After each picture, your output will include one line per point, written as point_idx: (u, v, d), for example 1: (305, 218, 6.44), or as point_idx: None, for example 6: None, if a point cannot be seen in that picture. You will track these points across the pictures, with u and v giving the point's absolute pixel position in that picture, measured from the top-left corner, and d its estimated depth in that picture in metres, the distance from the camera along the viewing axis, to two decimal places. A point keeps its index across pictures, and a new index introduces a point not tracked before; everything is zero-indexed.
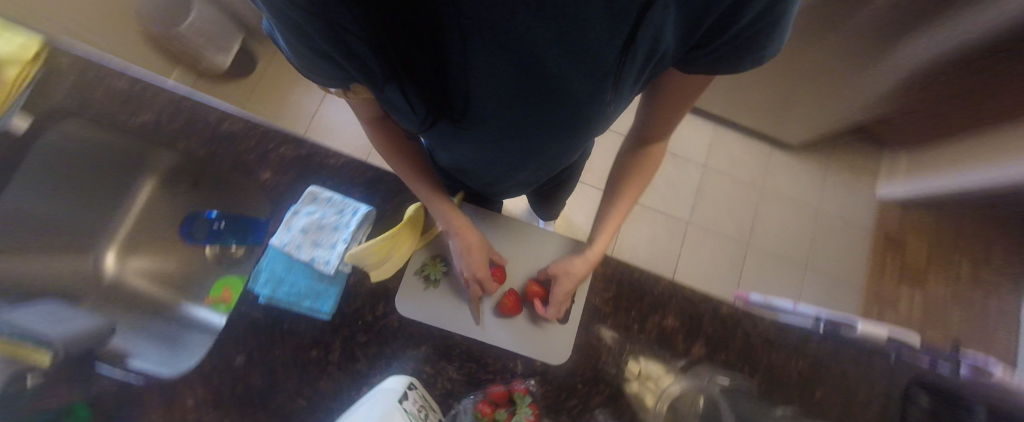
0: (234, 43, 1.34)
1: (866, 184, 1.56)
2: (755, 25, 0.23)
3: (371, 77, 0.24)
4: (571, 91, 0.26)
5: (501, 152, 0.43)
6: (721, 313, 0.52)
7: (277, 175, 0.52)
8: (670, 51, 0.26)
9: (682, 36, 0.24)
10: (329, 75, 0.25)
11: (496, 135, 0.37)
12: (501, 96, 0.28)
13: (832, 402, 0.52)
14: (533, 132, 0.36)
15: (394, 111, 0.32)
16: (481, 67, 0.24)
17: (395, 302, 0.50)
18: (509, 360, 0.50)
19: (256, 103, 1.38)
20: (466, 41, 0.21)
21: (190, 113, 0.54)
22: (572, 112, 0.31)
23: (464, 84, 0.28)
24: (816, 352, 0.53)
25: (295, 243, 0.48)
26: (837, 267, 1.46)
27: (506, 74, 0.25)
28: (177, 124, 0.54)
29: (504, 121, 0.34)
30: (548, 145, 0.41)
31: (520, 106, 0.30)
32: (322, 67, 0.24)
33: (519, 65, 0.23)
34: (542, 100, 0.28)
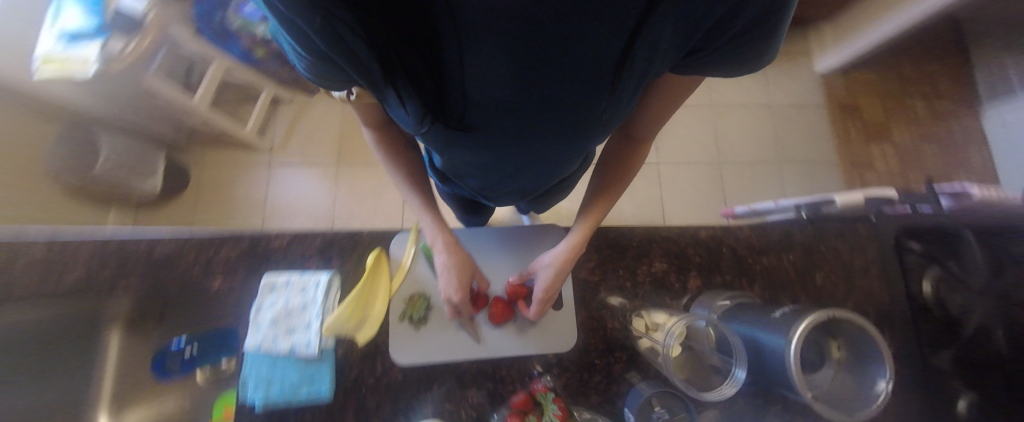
0: (159, 163, 1.30)
1: (803, 66, 1.61)
2: (747, 31, 0.25)
3: (366, 79, 0.24)
4: (569, 82, 0.28)
5: (501, 152, 0.44)
6: (702, 239, 0.53)
7: (229, 278, 0.50)
8: (665, 61, 0.28)
9: (679, 43, 0.26)
10: (327, 79, 0.26)
11: (492, 136, 0.38)
12: (499, 93, 0.30)
13: (834, 281, 0.52)
14: (530, 132, 0.37)
15: (391, 113, 0.33)
16: (476, 64, 0.25)
17: (389, 354, 0.48)
18: (522, 363, 0.48)
19: (205, 213, 1.35)
20: (463, 35, 0.22)
21: (116, 253, 0.51)
22: (572, 107, 0.32)
23: (460, 84, 0.29)
24: (802, 239, 0.54)
25: (269, 338, 0.45)
26: (807, 151, 1.50)
27: (505, 68, 0.26)
28: (106, 269, 0.51)
29: (500, 119, 0.35)
30: (546, 143, 0.42)
31: (517, 102, 0.31)
32: (323, 72, 0.25)
33: (517, 57, 0.24)
34: (539, 93, 0.30)
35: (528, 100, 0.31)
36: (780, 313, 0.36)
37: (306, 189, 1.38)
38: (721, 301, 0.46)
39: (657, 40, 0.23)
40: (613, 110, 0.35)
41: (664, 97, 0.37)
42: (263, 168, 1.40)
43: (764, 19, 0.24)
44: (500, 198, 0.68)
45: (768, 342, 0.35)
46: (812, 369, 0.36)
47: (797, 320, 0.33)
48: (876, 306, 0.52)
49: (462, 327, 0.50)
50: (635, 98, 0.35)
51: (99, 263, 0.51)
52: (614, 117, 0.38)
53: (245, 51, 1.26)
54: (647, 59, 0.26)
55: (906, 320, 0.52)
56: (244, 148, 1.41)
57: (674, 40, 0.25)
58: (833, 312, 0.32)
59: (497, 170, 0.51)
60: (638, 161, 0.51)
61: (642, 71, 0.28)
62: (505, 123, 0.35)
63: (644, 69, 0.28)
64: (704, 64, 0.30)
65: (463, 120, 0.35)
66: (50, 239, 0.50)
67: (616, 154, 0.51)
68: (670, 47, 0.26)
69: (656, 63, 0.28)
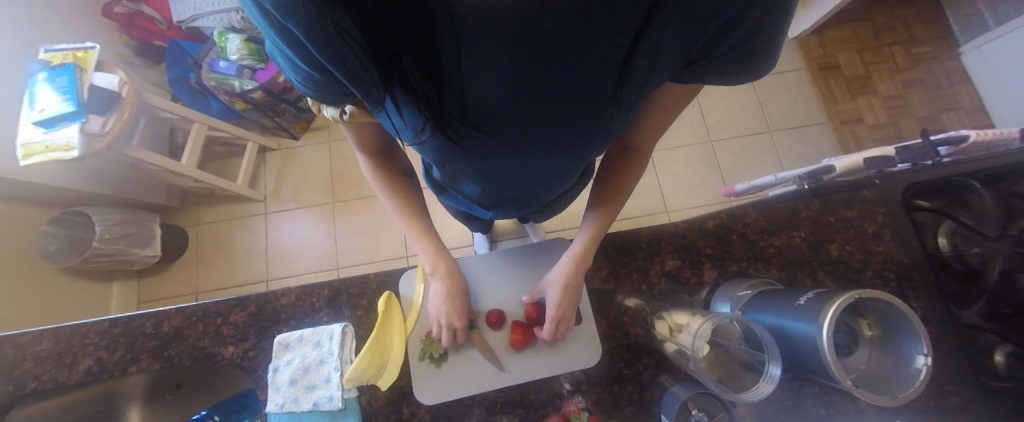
0: (153, 229, 1.27)
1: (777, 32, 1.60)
2: (753, 28, 0.25)
3: (366, 88, 0.25)
4: (571, 83, 0.28)
5: (503, 163, 0.43)
6: (709, 228, 0.52)
7: (240, 345, 0.49)
8: (666, 64, 0.28)
9: (680, 51, 0.27)
10: (325, 88, 0.26)
11: (492, 146, 0.38)
12: (502, 103, 0.30)
13: (849, 251, 0.52)
14: (532, 142, 0.38)
15: (391, 125, 0.33)
16: (475, 73, 0.25)
17: (415, 397, 0.47)
18: (551, 384, 0.47)
19: (208, 273, 1.34)
20: (465, 44, 0.22)
21: (111, 338, 0.49)
22: (574, 112, 0.32)
23: (461, 97, 0.29)
24: (809, 214, 0.53)
25: (289, 398, 0.44)
26: (794, 116, 1.50)
27: (506, 74, 0.26)
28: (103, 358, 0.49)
29: (502, 128, 0.35)
30: (545, 153, 0.41)
31: (518, 109, 0.31)
32: (320, 80, 0.25)
33: (517, 60, 0.24)
34: (541, 98, 0.29)
35: (531, 109, 0.31)
36: (805, 299, 0.35)
37: (304, 232, 1.38)
38: (742, 291, 0.45)
39: (659, 44, 0.24)
40: (616, 119, 0.36)
41: (662, 108, 0.38)
42: (258, 217, 1.39)
43: (762, 25, 0.25)
44: (499, 212, 0.69)
45: (798, 331, 0.34)
46: (847, 352, 0.35)
47: (825, 305, 0.32)
48: (896, 271, 0.51)
49: (484, 357, 0.49)
50: (636, 107, 0.36)
51: (100, 352, 0.49)
52: (617, 126, 0.38)
53: (225, 105, 1.32)
54: (648, 65, 0.27)
55: (928, 279, 0.50)
56: (236, 201, 1.41)
57: (675, 47, 0.26)
58: (858, 293, 0.31)
59: (498, 184, 0.52)
60: (639, 167, 0.52)
61: (644, 77, 0.29)
62: (506, 133, 0.35)
63: (646, 74, 0.29)
64: (703, 71, 0.31)
65: (465, 135, 0.35)
66: (40, 335, 0.48)
67: (614, 165, 0.53)
68: (671, 55, 0.27)
69: (658, 69, 0.28)
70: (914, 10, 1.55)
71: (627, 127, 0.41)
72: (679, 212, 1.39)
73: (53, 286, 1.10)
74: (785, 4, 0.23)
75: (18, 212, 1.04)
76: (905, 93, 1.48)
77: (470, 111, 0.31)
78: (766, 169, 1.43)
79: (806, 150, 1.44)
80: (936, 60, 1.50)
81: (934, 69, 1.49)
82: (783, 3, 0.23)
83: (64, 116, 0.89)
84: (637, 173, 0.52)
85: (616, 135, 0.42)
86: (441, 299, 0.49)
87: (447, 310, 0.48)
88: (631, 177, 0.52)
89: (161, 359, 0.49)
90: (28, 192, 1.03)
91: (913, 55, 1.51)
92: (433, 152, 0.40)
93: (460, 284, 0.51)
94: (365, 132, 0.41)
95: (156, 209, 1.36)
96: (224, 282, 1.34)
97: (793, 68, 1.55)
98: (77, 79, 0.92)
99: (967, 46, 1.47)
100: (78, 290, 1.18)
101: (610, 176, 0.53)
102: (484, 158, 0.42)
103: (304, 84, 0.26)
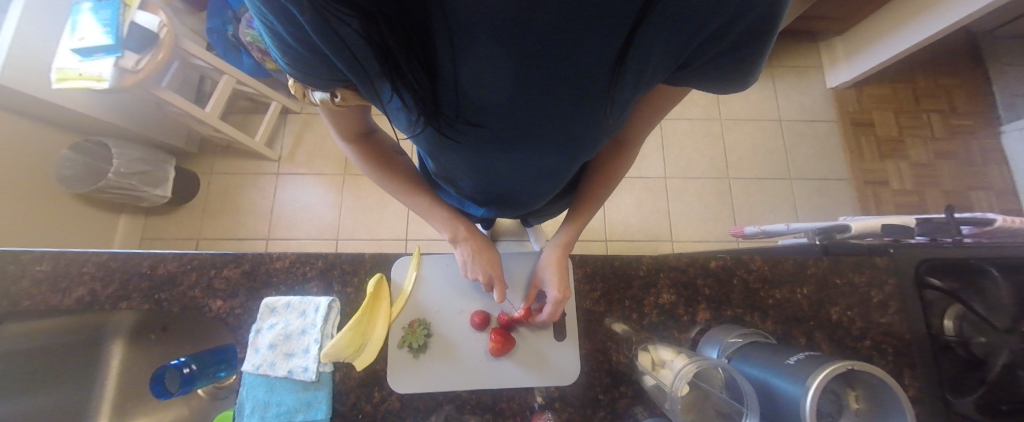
0: (167, 170, 1.29)
1: (816, 79, 1.56)
2: (740, 40, 0.26)
3: (360, 71, 0.25)
4: (566, 81, 0.28)
5: (495, 158, 0.44)
6: (712, 269, 0.51)
7: (227, 301, 0.50)
8: (656, 70, 0.29)
9: (670, 56, 0.27)
10: (314, 70, 0.26)
11: (485, 139, 0.39)
12: (497, 96, 0.30)
13: (850, 317, 0.50)
14: (525, 137, 0.38)
15: (383, 112, 0.32)
16: (470, 65, 0.26)
17: (390, 384, 0.47)
18: (526, 395, 0.48)
19: (212, 221, 1.37)
20: (461, 33, 0.22)
21: (100, 274, 0.49)
22: (567, 111, 0.33)
23: (455, 88, 0.29)
24: (817, 272, 0.52)
25: (267, 361, 0.44)
26: (819, 167, 1.46)
27: (503, 67, 0.26)
28: (86, 295, 0.48)
29: (496, 122, 0.35)
30: (537, 151, 0.42)
31: (512, 105, 0.32)
32: (309, 61, 0.24)
33: (515, 55, 0.25)
34: (536, 94, 0.30)
35: (524, 105, 0.32)
36: (795, 359, 0.35)
37: (311, 198, 1.39)
38: (732, 337, 0.45)
39: (650, 48, 0.24)
40: (608, 120, 0.36)
41: (651, 105, 0.39)
42: (270, 176, 1.41)
43: (750, 36, 0.25)
44: (490, 210, 0.69)
45: (783, 392, 0.33)
46: (829, 420, 0.34)
47: (815, 371, 0.31)
48: (896, 346, 0.49)
49: (462, 356, 0.50)
50: (627, 109, 0.36)
51: (93, 284, 0.49)
52: (609, 128, 0.38)
53: (257, 63, 1.32)
54: (639, 68, 0.27)
55: (928, 360, 0.48)
56: (251, 157, 1.43)
57: (665, 51, 0.26)
58: (851, 363, 0.30)
59: (487, 180, 0.53)
60: (618, 175, 0.54)
61: (634, 83, 0.30)
62: (501, 126, 0.36)
63: (637, 77, 0.29)
64: (689, 75, 0.31)
65: (458, 126, 0.36)
66: (29, 259, 0.48)
67: (590, 182, 0.56)
68: (661, 59, 0.27)
69: (648, 72, 0.29)
70: (962, 80, 1.51)
71: (619, 128, 0.41)
72: (685, 243, 1.37)
73: (62, 208, 1.13)
74: (772, 19, 0.24)
75: (39, 133, 1.07)
76: (937, 163, 1.43)
77: (463, 102, 0.31)
78: (780, 216, 1.41)
79: (822, 205, 1.41)
80: (975, 135, 1.46)
81: (971, 144, 1.45)
82: (767, 19, 0.24)
83: (101, 48, 0.92)
84: (607, 191, 0.56)
85: (608, 138, 0.42)
86: (470, 256, 0.52)
87: (478, 265, 0.52)
88: (600, 196, 0.56)
89: (149, 302, 0.49)
90: (53, 114, 1.06)
91: (951, 127, 1.47)
92: (427, 143, 0.41)
93: (483, 240, 0.54)
94: (349, 121, 0.40)
95: (173, 151, 1.38)
96: (225, 234, 1.36)
97: (826, 118, 1.51)
98: (119, 14, 0.94)
99: (1009, 126, 1.42)
100: (84, 217, 1.20)
101: (590, 185, 0.56)
102: (476, 150, 0.42)
103: (290, 66, 0.26)
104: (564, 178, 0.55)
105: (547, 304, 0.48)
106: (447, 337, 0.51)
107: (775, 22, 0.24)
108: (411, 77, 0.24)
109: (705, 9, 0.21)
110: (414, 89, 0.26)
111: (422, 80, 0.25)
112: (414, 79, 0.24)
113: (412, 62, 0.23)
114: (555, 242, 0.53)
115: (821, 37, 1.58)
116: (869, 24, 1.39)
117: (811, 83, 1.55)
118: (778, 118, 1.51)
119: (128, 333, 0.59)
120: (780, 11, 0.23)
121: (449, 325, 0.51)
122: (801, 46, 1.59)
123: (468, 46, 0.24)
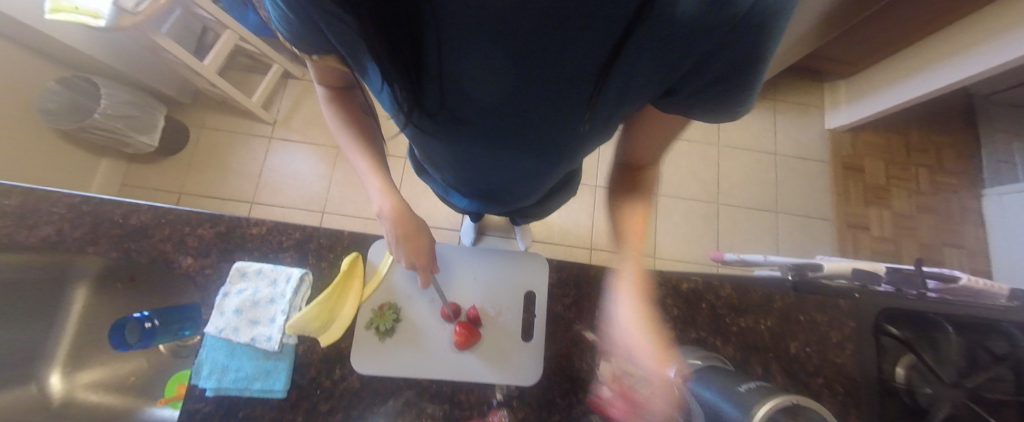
0: (157, 118, 1.26)
1: (816, 118, 1.59)
2: (725, 74, 0.26)
3: (344, 46, 0.24)
4: (550, 86, 0.28)
5: (480, 153, 0.44)
6: (682, 290, 0.53)
7: (199, 259, 0.49)
8: (641, 90, 0.29)
9: (656, 77, 0.27)
10: (305, 38, 0.26)
11: (469, 134, 0.38)
12: (482, 93, 0.30)
13: (808, 352, 0.52)
14: (509, 137, 0.38)
15: (369, 89, 0.32)
16: (455, 58, 0.26)
17: (351, 361, 0.47)
18: (485, 390, 0.49)
19: (197, 176, 1.34)
20: (446, 27, 0.22)
21: (67, 216, 0.48)
22: (552, 116, 0.33)
23: (442, 80, 0.29)
24: (783, 306, 0.53)
25: (230, 325, 0.44)
26: (806, 205, 1.50)
27: (488, 66, 0.26)
28: (52, 237, 0.47)
29: (481, 118, 0.35)
30: (519, 152, 0.42)
31: (497, 103, 0.32)
32: (299, 30, 0.24)
33: (501, 54, 0.25)
34: (521, 96, 0.30)
35: (510, 105, 0.32)
36: (747, 388, 0.35)
37: (301, 167, 1.38)
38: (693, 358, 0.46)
39: (635, 65, 0.24)
40: (592, 131, 0.36)
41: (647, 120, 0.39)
42: (262, 139, 1.39)
43: (736, 70, 0.26)
44: (474, 203, 0.69)
45: (729, 415, 0.34)
46: None
47: (761, 399, 0.32)
48: (845, 385, 0.51)
49: (428, 344, 0.51)
50: (611, 123, 0.36)
51: (61, 224, 0.48)
52: (592, 138, 0.39)
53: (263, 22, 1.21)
54: (624, 84, 0.27)
55: (873, 402, 0.50)
56: (246, 117, 1.40)
57: (651, 72, 0.26)
58: (797, 398, 0.31)
59: (474, 174, 0.53)
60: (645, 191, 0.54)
61: (616, 98, 0.30)
62: (484, 123, 0.36)
63: (621, 92, 0.29)
64: (674, 99, 0.31)
65: (443, 118, 0.36)
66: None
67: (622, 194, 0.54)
68: (647, 79, 0.27)
69: (634, 89, 0.29)
70: (952, 139, 1.55)
71: (604, 139, 0.41)
72: (667, 261, 1.39)
73: (42, 143, 1.10)
74: (757, 56, 0.24)
75: (24, 61, 1.03)
76: (918, 216, 1.48)
77: (448, 94, 0.31)
78: (762, 247, 1.44)
79: (803, 242, 1.45)
80: (957, 194, 1.51)
81: (953, 202, 1.50)
82: (752, 56, 0.24)
83: None
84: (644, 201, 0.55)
85: (592, 148, 0.42)
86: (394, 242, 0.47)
87: (402, 251, 0.48)
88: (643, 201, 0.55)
89: (117, 250, 0.48)
90: (41, 43, 1.02)
91: (937, 182, 1.51)
92: (413, 130, 0.40)
93: (416, 225, 0.49)
94: (332, 72, 0.38)
95: (166, 100, 1.35)
96: (209, 191, 1.34)
97: (820, 158, 1.55)
98: None
99: (991, 190, 1.47)
100: (64, 155, 1.17)
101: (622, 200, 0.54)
102: (460, 143, 0.42)
103: (282, 29, 0.26)
104: (550, 180, 0.55)
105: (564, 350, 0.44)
106: (415, 324, 0.51)
107: (760, 59, 0.25)
108: (394, 67, 0.24)
109: (689, 36, 0.22)
110: (397, 77, 0.25)
111: (406, 69, 0.25)
112: (398, 66, 0.24)
113: (396, 51, 0.23)
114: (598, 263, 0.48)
115: (825, 78, 1.61)
116: (872, 72, 1.42)
117: (810, 121, 1.58)
118: (774, 151, 1.54)
119: (94, 279, 0.58)
120: (768, 46, 0.24)
121: (419, 313, 0.52)
122: (806, 85, 1.61)
123: (454, 39, 0.24)
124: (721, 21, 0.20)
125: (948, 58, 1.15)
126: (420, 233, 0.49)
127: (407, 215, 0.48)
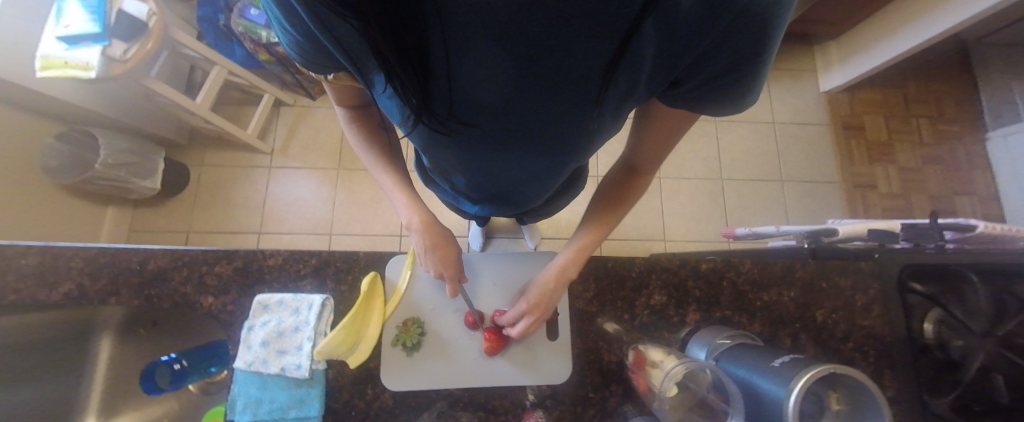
0: (156, 162, 1.27)
1: (810, 82, 1.58)
2: (729, 64, 0.27)
3: (355, 63, 0.25)
4: (557, 85, 0.28)
5: (487, 157, 0.44)
6: (702, 271, 0.53)
7: (220, 297, 0.49)
8: (646, 83, 0.29)
9: (661, 68, 0.27)
10: (314, 57, 0.26)
11: (476, 138, 0.39)
12: (488, 96, 0.30)
13: (834, 319, 0.52)
14: (515, 139, 0.38)
15: (377, 100, 0.32)
16: (462, 64, 0.26)
17: (383, 380, 0.48)
18: (517, 393, 0.49)
19: (202, 214, 1.35)
20: (453, 33, 0.22)
21: (85, 270, 0.48)
22: (559, 115, 0.33)
23: (449, 86, 0.29)
24: (804, 276, 0.53)
25: (259, 358, 0.44)
26: (809, 170, 1.49)
27: (495, 68, 0.26)
28: (73, 292, 0.48)
29: (488, 121, 0.35)
30: (525, 152, 0.42)
31: (503, 106, 0.32)
32: (309, 49, 0.25)
33: (507, 57, 0.25)
34: (528, 97, 0.30)
35: (516, 106, 0.32)
36: (781, 362, 0.35)
37: (303, 192, 1.38)
38: (721, 338, 0.45)
39: (642, 56, 0.24)
40: (599, 127, 0.36)
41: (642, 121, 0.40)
42: (261, 170, 1.40)
43: (741, 59, 0.26)
44: (484, 208, 0.70)
45: (768, 391, 0.34)
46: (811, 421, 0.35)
47: (799, 372, 0.31)
48: (876, 347, 0.50)
49: (456, 353, 0.50)
50: (617, 118, 0.36)
51: (81, 278, 0.48)
52: (599, 135, 0.39)
53: (249, 54, 1.29)
54: (631, 78, 0.28)
55: (906, 359, 0.49)
56: (243, 149, 1.41)
57: (656, 62, 0.26)
58: (833, 367, 0.31)
59: (484, 179, 0.53)
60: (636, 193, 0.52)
61: (623, 93, 0.30)
62: (491, 126, 0.36)
63: (629, 86, 0.29)
64: (681, 92, 0.31)
65: (449, 124, 0.36)
66: (10, 253, 0.47)
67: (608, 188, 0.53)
68: (652, 71, 0.28)
69: (641, 81, 0.29)
70: (950, 86, 1.54)
71: (612, 136, 0.41)
72: (676, 243, 1.39)
73: (49, 199, 1.11)
74: (762, 44, 0.24)
75: (22, 121, 1.04)
76: (924, 168, 1.47)
77: (456, 99, 0.31)
78: (770, 218, 1.43)
79: (811, 207, 1.44)
80: (960, 142, 1.49)
81: (957, 150, 1.48)
82: (759, 44, 0.24)
83: (88, 37, 0.89)
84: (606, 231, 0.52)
85: (600, 145, 0.42)
86: (423, 252, 0.47)
87: (430, 262, 0.47)
88: (602, 230, 0.52)
89: (140, 297, 0.48)
90: (37, 101, 1.03)
91: (939, 132, 1.50)
92: (420, 138, 0.41)
93: (443, 234, 0.48)
94: (347, 91, 0.40)
95: (162, 142, 1.36)
96: (216, 227, 1.35)
97: (818, 122, 1.54)
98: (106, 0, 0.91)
99: (995, 133, 1.46)
100: (71, 208, 1.18)
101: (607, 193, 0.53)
102: (467, 148, 0.42)
103: (292, 51, 0.26)
104: (558, 180, 0.55)
105: (521, 321, 0.48)
106: (441, 335, 0.51)
107: (767, 46, 0.25)
108: (404, 76, 0.24)
109: (693, 25, 0.22)
110: (407, 87, 0.25)
111: (414, 78, 0.25)
112: (407, 76, 0.24)
113: (404, 61, 0.23)
114: (574, 244, 0.51)
115: (815, 40, 1.59)
116: (861, 29, 1.41)
117: (805, 86, 1.57)
118: (771, 120, 1.53)
119: (119, 327, 0.59)
120: (773, 34, 0.24)
121: (443, 324, 0.51)
122: (796, 50, 1.60)
123: (461, 45, 0.24)
124: (723, 8, 0.20)
125: (937, 7, 1.14)
126: (445, 241, 0.48)
127: (431, 222, 0.48)
